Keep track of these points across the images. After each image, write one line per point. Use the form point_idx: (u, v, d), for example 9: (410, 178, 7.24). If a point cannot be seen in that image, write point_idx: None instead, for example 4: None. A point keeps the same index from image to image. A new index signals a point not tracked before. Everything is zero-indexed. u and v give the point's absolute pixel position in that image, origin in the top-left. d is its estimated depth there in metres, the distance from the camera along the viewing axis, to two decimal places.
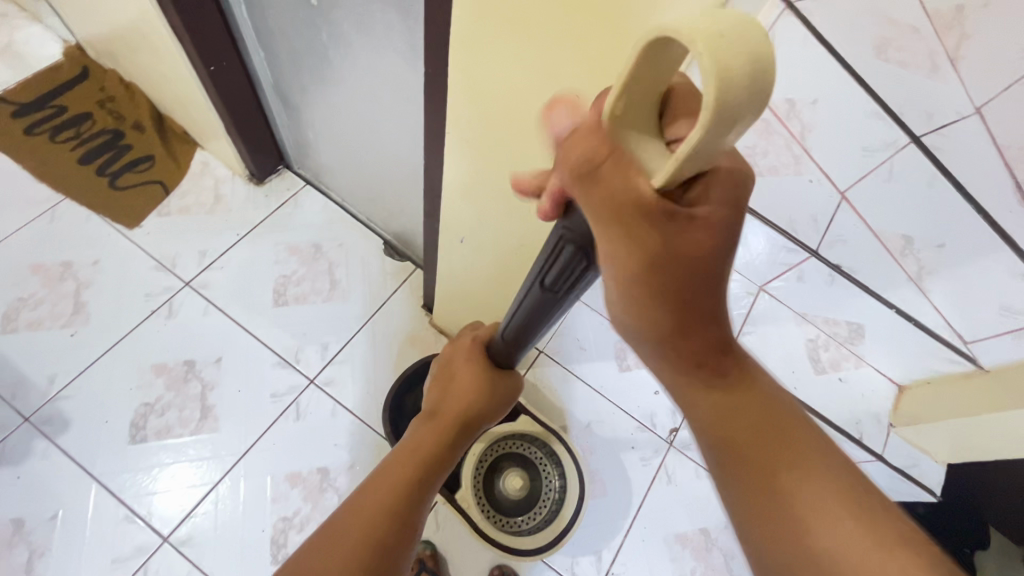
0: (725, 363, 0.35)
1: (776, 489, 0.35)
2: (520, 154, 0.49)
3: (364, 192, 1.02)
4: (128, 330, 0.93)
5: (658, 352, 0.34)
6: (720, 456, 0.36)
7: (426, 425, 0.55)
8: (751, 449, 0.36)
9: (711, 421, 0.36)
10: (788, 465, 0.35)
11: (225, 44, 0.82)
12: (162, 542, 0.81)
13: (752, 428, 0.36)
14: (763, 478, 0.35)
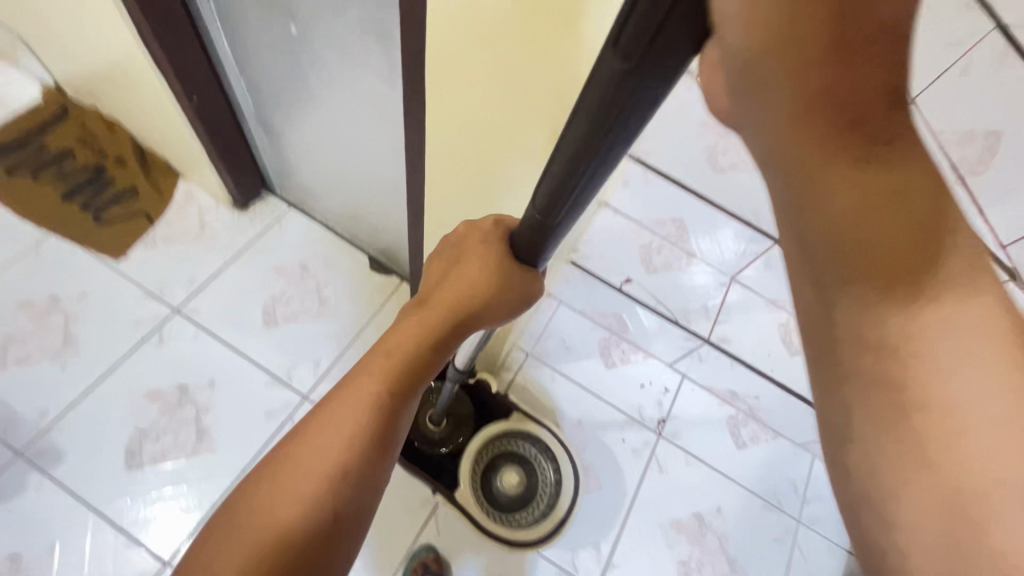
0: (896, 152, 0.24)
1: (921, 374, 0.26)
2: (497, 157, 0.53)
3: (348, 211, 1.05)
4: (119, 359, 0.94)
5: (783, 134, 0.24)
6: (846, 291, 0.26)
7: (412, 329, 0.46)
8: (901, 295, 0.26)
9: (854, 218, 0.25)
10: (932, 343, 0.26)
11: (207, 76, 0.85)
12: (164, 566, 0.81)
13: (909, 267, 0.26)
14: (899, 346, 0.26)
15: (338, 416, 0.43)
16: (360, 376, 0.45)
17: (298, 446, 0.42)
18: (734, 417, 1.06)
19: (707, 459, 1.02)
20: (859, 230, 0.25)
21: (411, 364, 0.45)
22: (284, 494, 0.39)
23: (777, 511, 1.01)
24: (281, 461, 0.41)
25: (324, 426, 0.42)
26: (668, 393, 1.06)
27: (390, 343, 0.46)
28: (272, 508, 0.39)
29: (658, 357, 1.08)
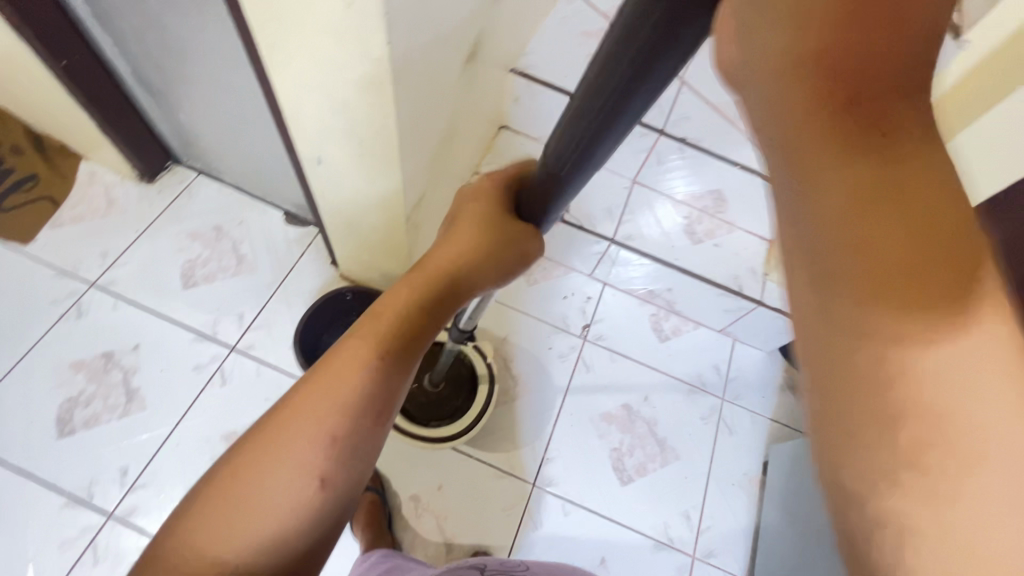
0: (886, 128, 0.24)
1: (915, 287, 0.24)
2: (321, 48, 0.54)
3: (251, 167, 1.05)
4: (39, 336, 0.95)
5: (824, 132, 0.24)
6: (863, 265, 0.24)
7: (409, 286, 0.48)
8: (907, 273, 0.24)
9: (848, 203, 0.24)
10: (929, 309, 0.24)
11: (72, 39, 0.84)
12: (108, 518, 0.84)
13: (918, 263, 0.24)
14: (910, 286, 0.24)
15: (333, 384, 0.41)
16: (351, 343, 0.43)
17: (288, 416, 0.39)
18: (656, 313, 1.11)
19: (631, 355, 1.07)
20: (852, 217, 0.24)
21: (399, 328, 0.45)
22: (268, 475, 0.37)
23: (702, 393, 1.07)
24: (275, 423, 0.39)
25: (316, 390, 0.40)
26: (591, 300, 1.10)
27: (386, 306, 0.46)
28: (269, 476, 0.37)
29: (578, 270, 1.11)
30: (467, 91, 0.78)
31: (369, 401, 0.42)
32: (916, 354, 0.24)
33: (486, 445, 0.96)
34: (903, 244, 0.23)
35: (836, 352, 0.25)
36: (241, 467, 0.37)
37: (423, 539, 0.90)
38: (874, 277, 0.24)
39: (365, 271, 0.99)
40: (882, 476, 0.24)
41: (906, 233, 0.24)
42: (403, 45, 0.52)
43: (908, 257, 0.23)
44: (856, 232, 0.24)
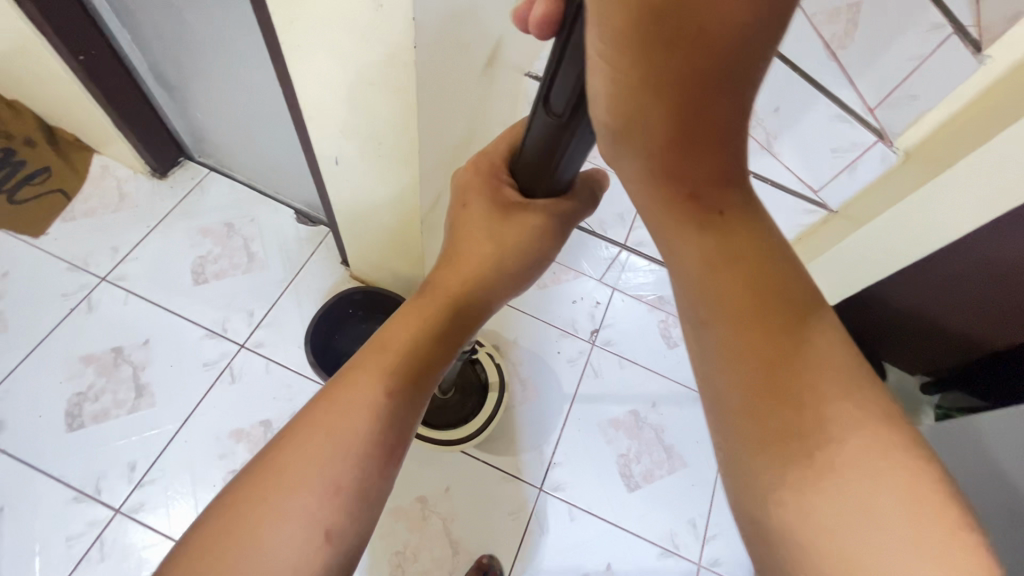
0: (721, 210, 0.34)
1: (784, 354, 0.32)
2: (346, 48, 0.54)
3: (264, 165, 1.05)
4: (49, 330, 0.95)
5: (682, 226, 0.35)
6: (734, 331, 0.33)
7: (424, 304, 0.45)
8: (765, 338, 0.33)
9: (715, 282, 0.34)
10: (794, 368, 0.32)
11: (91, 34, 0.85)
12: (115, 514, 0.84)
13: (766, 329, 0.33)
14: (780, 352, 0.32)
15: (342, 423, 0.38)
16: (360, 374, 0.41)
17: (296, 446, 0.38)
18: (665, 320, 1.11)
19: (640, 361, 1.07)
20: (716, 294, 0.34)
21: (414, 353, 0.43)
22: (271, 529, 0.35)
23: None
24: (278, 470, 0.37)
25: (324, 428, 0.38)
26: (600, 306, 1.10)
27: (398, 331, 0.44)
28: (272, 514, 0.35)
29: (588, 274, 1.12)
30: (484, 95, 0.78)
31: (367, 438, 0.39)
32: (789, 393, 0.31)
33: (493, 449, 0.96)
34: (756, 314, 0.33)
35: (726, 384, 0.33)
36: (243, 518, 0.35)
37: (429, 541, 0.90)
38: (733, 329, 0.33)
39: (376, 271, 0.99)
40: (808, 517, 0.30)
41: (755, 306, 0.33)
42: (429, 48, 0.53)
43: (761, 324, 0.33)
44: (724, 308, 0.34)
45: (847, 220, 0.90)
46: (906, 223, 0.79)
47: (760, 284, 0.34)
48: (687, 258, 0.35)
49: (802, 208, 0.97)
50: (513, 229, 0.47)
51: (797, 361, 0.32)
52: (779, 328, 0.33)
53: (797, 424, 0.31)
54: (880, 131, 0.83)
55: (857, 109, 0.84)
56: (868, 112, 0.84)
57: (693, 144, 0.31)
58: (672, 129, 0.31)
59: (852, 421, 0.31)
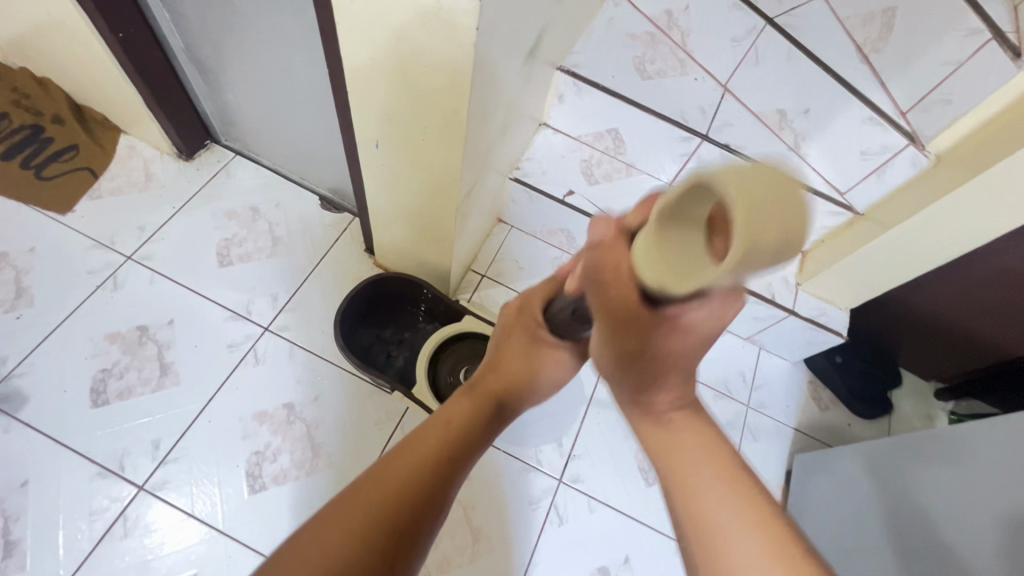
0: (672, 416, 0.50)
1: (711, 519, 0.43)
2: (403, 30, 0.54)
3: (292, 151, 1.06)
4: (75, 306, 0.95)
5: (648, 427, 0.51)
6: (677, 497, 0.47)
7: (469, 399, 0.60)
8: (699, 506, 0.44)
9: (665, 461, 0.49)
10: (716, 528, 0.43)
11: (131, 13, 0.85)
12: (139, 491, 0.84)
13: (700, 498, 0.45)
14: (705, 517, 0.44)
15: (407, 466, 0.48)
16: (421, 438, 0.53)
17: (366, 479, 0.46)
18: None
19: None
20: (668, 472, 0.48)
21: (465, 430, 0.56)
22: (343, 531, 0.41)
23: (727, 399, 1.08)
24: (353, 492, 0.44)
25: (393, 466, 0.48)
26: None
27: (450, 412, 0.57)
28: (354, 530, 0.41)
29: None
30: (523, 88, 0.80)
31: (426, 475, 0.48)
32: (710, 544, 0.43)
33: (513, 439, 0.96)
34: (692, 483, 0.46)
35: (677, 516, 0.47)
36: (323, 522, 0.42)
37: (449, 528, 0.90)
38: (680, 497, 0.46)
39: (400, 260, 0.99)
40: None
41: (696, 478, 0.46)
42: (487, 35, 0.54)
43: (697, 493, 0.45)
44: (672, 478, 0.48)
45: (870, 222, 0.91)
46: (931, 227, 0.81)
47: (696, 444, 0.48)
48: (649, 434, 0.51)
49: (828, 210, 0.96)
50: (548, 354, 0.65)
51: (716, 495, 0.44)
52: (705, 474, 0.46)
53: (712, 537, 0.43)
54: (911, 135, 0.84)
55: (889, 112, 0.87)
56: (900, 116, 0.86)
57: (650, 385, 0.48)
58: (640, 381, 0.48)
59: (746, 536, 0.41)
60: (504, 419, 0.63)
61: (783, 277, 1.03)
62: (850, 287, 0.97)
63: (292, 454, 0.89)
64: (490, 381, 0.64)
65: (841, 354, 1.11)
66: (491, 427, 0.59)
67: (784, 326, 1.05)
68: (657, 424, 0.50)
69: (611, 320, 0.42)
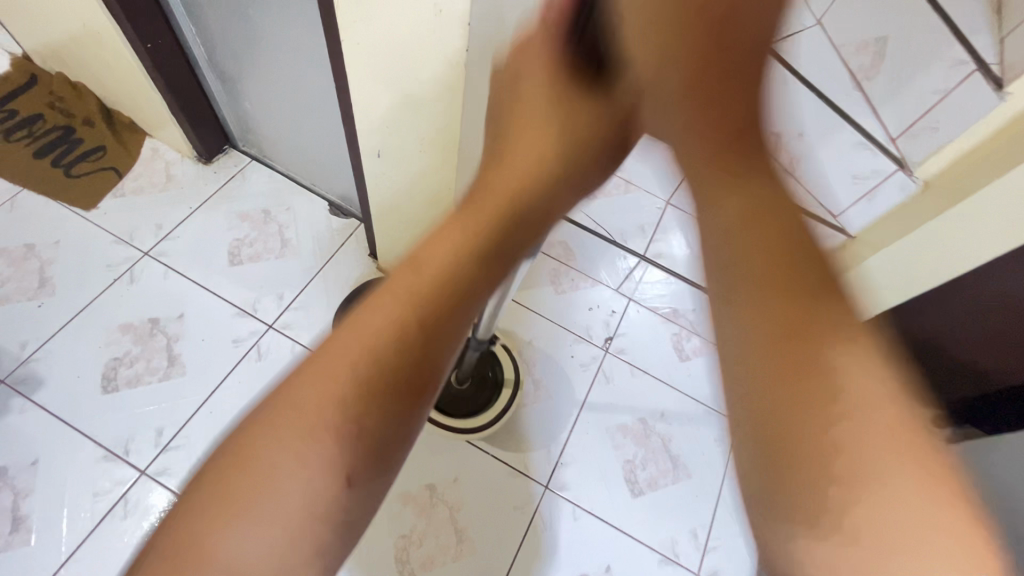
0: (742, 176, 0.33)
1: (836, 429, 0.26)
2: (401, 49, 0.59)
3: (304, 157, 1.11)
4: (93, 297, 1.00)
5: (729, 261, 0.31)
6: (769, 371, 0.27)
7: (448, 233, 0.35)
8: (795, 382, 0.27)
9: (763, 327, 0.28)
10: (840, 445, 0.26)
11: (160, 25, 0.91)
12: (140, 475, 0.88)
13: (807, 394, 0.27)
14: (821, 420, 0.26)
15: (340, 373, 0.30)
16: (361, 316, 0.32)
17: (290, 389, 0.31)
18: (677, 333, 1.14)
19: (652, 372, 1.09)
20: (762, 341, 0.28)
21: (431, 296, 0.33)
22: (282, 444, 0.29)
23: (717, 416, 1.07)
24: (274, 407, 0.30)
25: (316, 377, 0.30)
26: (616, 314, 1.13)
27: (430, 253, 0.34)
28: (309, 412, 0.30)
29: (605, 283, 1.15)
30: None
31: (365, 372, 0.30)
32: (822, 458, 0.26)
33: (504, 444, 0.99)
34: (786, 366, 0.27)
35: (759, 381, 0.27)
36: (262, 432, 0.30)
37: (435, 528, 0.92)
38: (785, 376, 0.27)
39: (403, 265, 1.04)
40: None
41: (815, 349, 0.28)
42: (478, 55, 0.58)
43: (790, 365, 0.27)
44: (767, 338, 0.28)
45: (862, 243, 0.91)
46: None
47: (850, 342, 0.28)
48: (711, 198, 0.33)
49: (819, 231, 0.99)
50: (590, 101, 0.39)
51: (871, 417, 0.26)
52: (869, 384, 0.27)
53: (847, 483, 0.25)
54: (901, 161, 0.85)
55: (880, 138, 0.87)
56: (889, 141, 0.86)
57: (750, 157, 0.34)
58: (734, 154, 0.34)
59: (897, 469, 0.25)
60: (498, 264, 0.36)
61: None
62: None
63: None
64: (500, 186, 0.38)
65: None
66: (481, 277, 0.35)
67: None
68: (768, 274, 0.29)
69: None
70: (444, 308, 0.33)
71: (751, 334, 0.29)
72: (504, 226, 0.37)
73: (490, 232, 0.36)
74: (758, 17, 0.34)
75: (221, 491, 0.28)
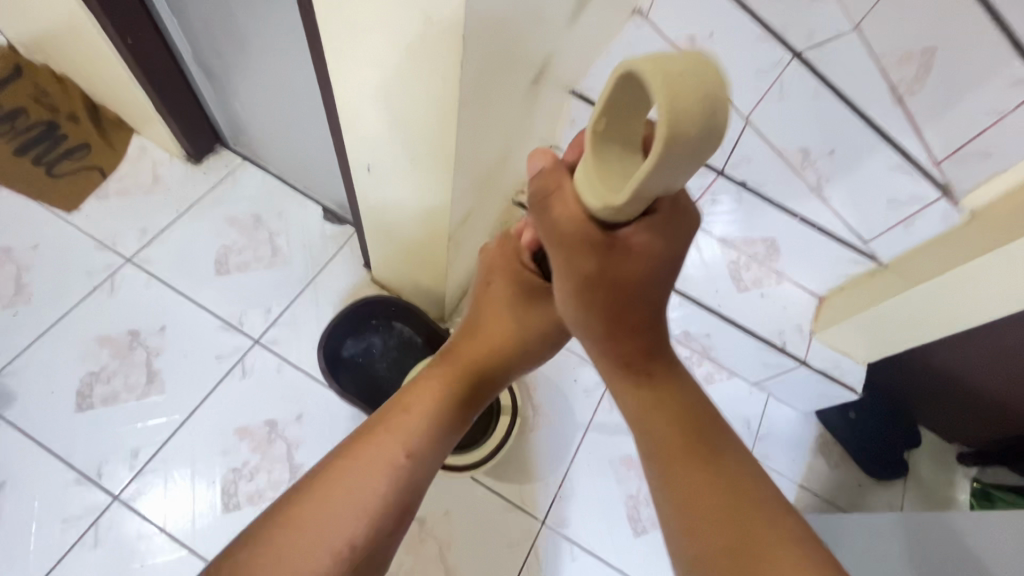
0: (651, 377, 0.50)
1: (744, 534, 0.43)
2: (389, 57, 0.52)
3: (296, 161, 1.04)
4: (71, 306, 0.95)
5: (649, 434, 0.50)
6: (685, 508, 0.45)
7: (437, 377, 0.58)
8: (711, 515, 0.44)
9: (675, 471, 0.47)
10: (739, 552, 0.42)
11: (141, 19, 0.85)
12: (113, 500, 0.83)
13: (721, 518, 0.44)
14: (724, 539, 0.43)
15: (373, 466, 0.49)
16: (383, 436, 0.51)
17: (330, 479, 0.48)
18: (689, 357, 1.10)
19: None
20: (679, 492, 0.46)
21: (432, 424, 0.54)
22: (314, 528, 0.45)
23: None
24: (311, 498, 0.46)
25: (345, 481, 0.48)
26: None
27: (420, 396, 0.56)
28: (342, 508, 0.46)
29: None
30: (526, 114, 0.76)
31: (387, 479, 0.49)
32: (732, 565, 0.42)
33: (498, 475, 0.93)
34: (700, 498, 0.45)
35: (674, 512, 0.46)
36: (296, 517, 0.45)
37: (422, 564, 0.87)
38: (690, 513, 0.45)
39: (397, 279, 0.97)
40: None
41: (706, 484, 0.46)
42: (474, 69, 0.51)
43: (704, 504, 0.45)
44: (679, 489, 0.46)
45: (901, 274, 0.85)
46: (960, 288, 0.75)
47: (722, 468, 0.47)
48: (634, 399, 0.51)
49: (848, 258, 0.92)
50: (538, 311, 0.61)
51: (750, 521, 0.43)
52: (750, 506, 0.44)
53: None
54: (945, 186, 0.78)
55: (922, 161, 0.79)
56: (934, 164, 0.78)
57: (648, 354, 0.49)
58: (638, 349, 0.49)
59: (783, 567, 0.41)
60: (473, 403, 0.60)
61: (797, 325, 0.99)
62: (872, 340, 0.92)
63: (269, 473, 0.88)
64: (469, 350, 0.61)
65: (855, 410, 1.04)
66: (463, 411, 0.58)
67: (794, 375, 1.01)
68: (671, 444, 0.48)
69: (562, 252, 0.45)
70: (437, 447, 0.54)
71: (669, 485, 0.47)
72: (478, 369, 0.60)
73: (460, 387, 0.59)
74: (656, 254, 0.42)
75: (267, 549, 0.43)
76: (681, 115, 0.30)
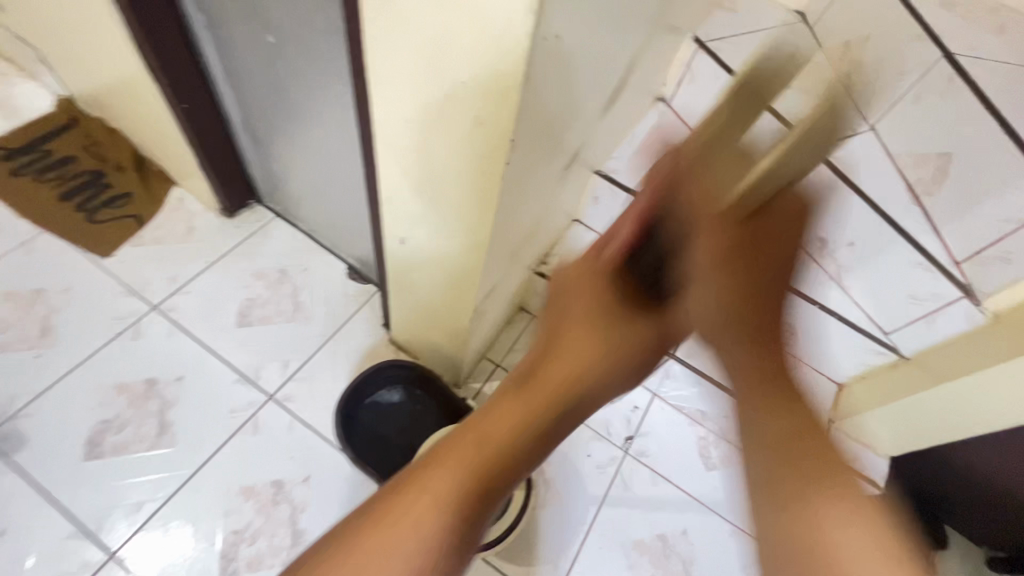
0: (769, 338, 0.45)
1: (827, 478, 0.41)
2: (438, 153, 0.56)
3: (327, 221, 1.08)
4: (93, 351, 0.96)
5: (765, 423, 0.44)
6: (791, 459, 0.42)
7: (511, 399, 0.44)
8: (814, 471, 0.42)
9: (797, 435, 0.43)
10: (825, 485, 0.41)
11: (199, 88, 0.92)
12: (109, 558, 0.81)
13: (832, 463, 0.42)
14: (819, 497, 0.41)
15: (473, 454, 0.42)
16: (444, 447, 0.43)
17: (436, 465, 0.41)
18: (704, 437, 1.06)
19: (675, 481, 1.02)
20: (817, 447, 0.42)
21: (598, 374, 0.46)
22: (380, 542, 0.39)
23: (747, 537, 1.00)
24: (417, 481, 0.41)
25: (413, 495, 0.41)
26: (638, 411, 1.06)
27: (489, 419, 0.43)
28: (448, 472, 0.41)
29: None
30: (557, 194, 0.80)
31: (437, 527, 0.40)
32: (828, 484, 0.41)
33: (510, 552, 0.92)
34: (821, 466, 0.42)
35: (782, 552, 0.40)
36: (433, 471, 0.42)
37: None
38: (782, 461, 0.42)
39: (415, 341, 0.98)
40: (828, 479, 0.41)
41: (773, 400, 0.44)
42: (518, 164, 0.55)
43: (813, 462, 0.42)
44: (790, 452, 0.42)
45: (921, 370, 0.86)
46: (977, 393, 0.77)
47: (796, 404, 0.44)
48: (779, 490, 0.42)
49: (866, 344, 0.92)
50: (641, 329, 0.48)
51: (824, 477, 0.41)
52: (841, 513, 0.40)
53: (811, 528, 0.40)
54: (966, 287, 0.78)
55: (942, 260, 0.79)
56: (953, 264, 0.78)
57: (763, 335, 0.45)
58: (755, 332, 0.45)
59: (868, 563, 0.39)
60: (584, 410, 0.46)
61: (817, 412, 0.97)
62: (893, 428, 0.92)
63: (271, 539, 0.85)
64: (551, 371, 0.45)
65: None
66: (566, 417, 0.45)
67: None
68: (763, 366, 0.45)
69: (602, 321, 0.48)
70: (485, 478, 0.42)
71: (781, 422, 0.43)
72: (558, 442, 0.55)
73: (545, 415, 0.44)
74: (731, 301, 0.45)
75: (360, 545, 0.39)
76: (708, 189, 0.45)
